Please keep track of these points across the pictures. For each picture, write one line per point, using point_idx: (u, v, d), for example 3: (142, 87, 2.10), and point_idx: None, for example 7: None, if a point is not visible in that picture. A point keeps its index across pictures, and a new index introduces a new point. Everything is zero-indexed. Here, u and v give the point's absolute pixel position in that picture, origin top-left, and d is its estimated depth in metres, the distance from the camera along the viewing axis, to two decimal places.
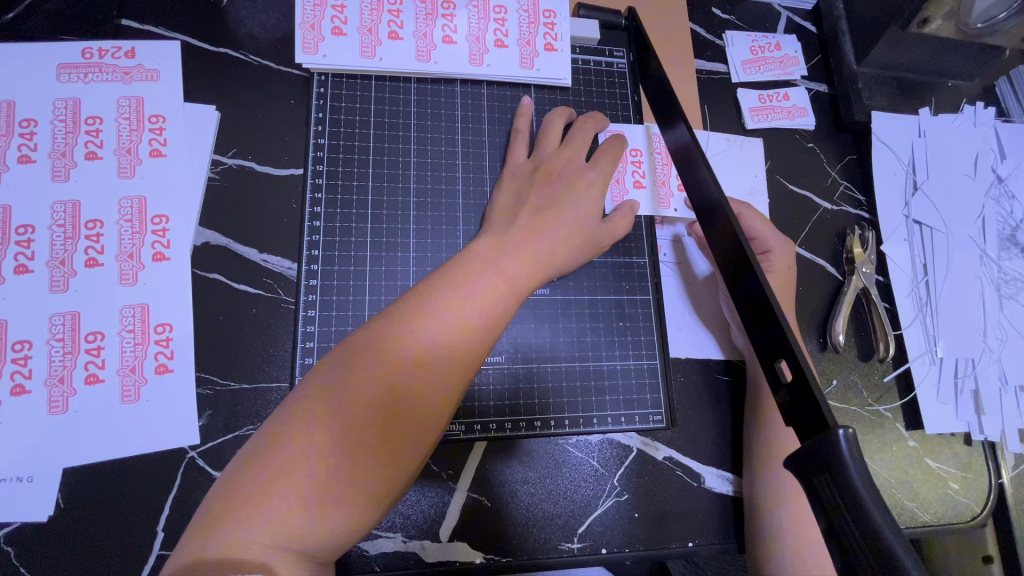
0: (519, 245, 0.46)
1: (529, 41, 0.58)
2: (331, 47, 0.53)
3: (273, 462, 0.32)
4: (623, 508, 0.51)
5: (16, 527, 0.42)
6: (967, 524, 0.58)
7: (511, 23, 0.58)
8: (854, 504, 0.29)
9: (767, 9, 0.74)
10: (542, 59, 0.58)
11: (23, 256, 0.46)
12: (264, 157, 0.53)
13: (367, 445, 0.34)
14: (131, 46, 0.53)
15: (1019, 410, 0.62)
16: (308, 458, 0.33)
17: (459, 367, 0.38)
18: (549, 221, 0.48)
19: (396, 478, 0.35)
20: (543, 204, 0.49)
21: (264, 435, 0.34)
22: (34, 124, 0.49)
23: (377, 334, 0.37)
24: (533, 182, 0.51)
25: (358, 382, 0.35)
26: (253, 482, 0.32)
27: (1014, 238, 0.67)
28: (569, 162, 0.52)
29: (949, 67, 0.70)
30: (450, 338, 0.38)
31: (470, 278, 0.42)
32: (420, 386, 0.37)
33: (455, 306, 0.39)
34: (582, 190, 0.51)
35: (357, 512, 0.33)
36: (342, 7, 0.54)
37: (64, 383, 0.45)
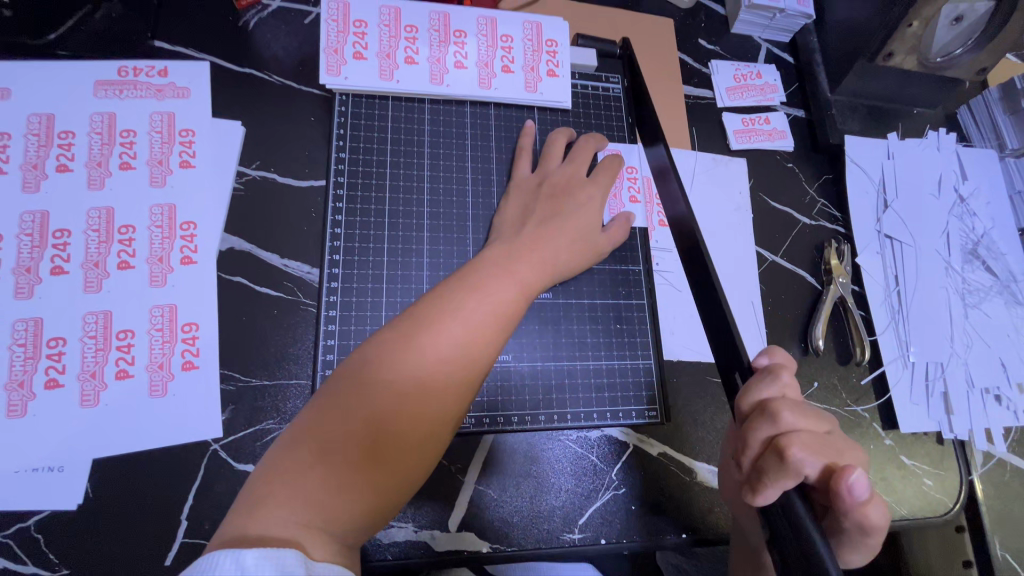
0: (527, 251, 0.50)
1: (532, 67, 0.63)
2: (352, 70, 0.58)
3: (310, 447, 0.36)
4: (621, 500, 0.54)
5: (45, 515, 0.44)
6: (940, 518, 0.62)
7: (516, 50, 0.63)
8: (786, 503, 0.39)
9: (749, 41, 0.80)
10: (545, 83, 0.63)
11: (59, 258, 0.49)
12: (286, 170, 0.57)
13: (397, 432, 0.38)
14: (164, 66, 0.57)
15: (985, 411, 0.66)
16: (342, 445, 0.36)
17: (478, 364, 0.42)
18: (553, 230, 0.52)
19: (420, 462, 0.39)
20: (547, 213, 0.53)
21: (304, 422, 0.38)
22: (72, 135, 0.53)
23: (401, 334, 0.41)
24: (540, 193, 0.56)
25: (386, 377, 0.39)
26: (292, 467, 0.35)
27: (977, 252, 0.73)
28: (570, 176, 0.57)
29: (914, 96, 0.78)
30: (467, 339, 0.42)
31: (486, 283, 0.45)
32: (441, 382, 0.40)
33: (472, 308, 0.43)
34: (583, 202, 0.55)
35: (386, 495, 0.37)
36: (363, 33, 0.59)
37: (96, 377, 0.47)
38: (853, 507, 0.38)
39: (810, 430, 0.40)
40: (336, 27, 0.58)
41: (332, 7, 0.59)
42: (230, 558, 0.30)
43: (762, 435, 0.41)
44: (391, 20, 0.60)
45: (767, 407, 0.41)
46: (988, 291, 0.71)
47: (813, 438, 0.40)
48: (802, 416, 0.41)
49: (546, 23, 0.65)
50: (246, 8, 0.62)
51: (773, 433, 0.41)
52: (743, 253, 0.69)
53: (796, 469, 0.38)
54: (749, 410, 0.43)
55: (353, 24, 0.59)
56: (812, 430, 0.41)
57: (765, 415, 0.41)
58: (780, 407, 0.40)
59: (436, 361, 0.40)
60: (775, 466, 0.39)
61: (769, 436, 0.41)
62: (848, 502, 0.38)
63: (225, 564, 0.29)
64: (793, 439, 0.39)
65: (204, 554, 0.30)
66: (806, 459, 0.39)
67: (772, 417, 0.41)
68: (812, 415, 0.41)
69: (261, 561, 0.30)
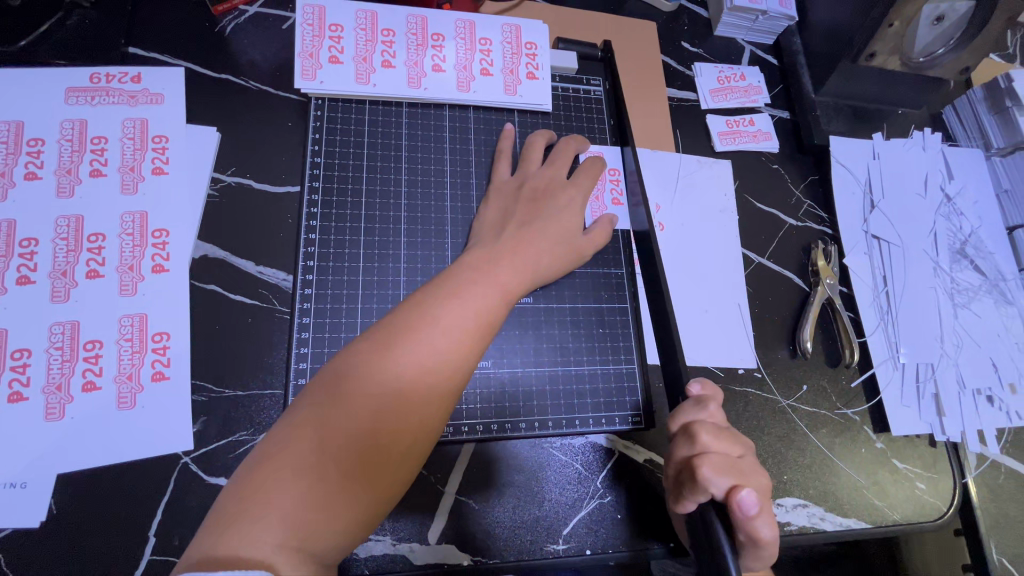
0: (508, 255, 0.49)
1: (512, 70, 0.62)
2: (328, 74, 0.57)
3: (281, 464, 0.35)
4: (607, 509, 0.53)
5: (6, 533, 0.43)
6: (934, 523, 0.61)
7: (495, 53, 0.62)
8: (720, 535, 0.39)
9: (732, 43, 0.80)
10: (525, 86, 0.62)
11: (26, 268, 0.48)
12: (262, 176, 0.56)
13: (373, 446, 0.37)
14: (138, 72, 0.56)
15: (977, 413, 0.66)
16: (314, 461, 0.35)
17: (457, 373, 0.41)
18: (532, 234, 0.51)
19: (397, 478, 0.38)
20: (527, 216, 0.53)
21: (277, 437, 0.36)
22: (42, 143, 0.52)
23: (378, 343, 0.40)
24: (520, 196, 0.55)
25: (363, 387, 0.38)
26: (262, 485, 0.34)
27: (965, 251, 0.72)
28: (551, 179, 0.56)
29: (898, 96, 0.77)
30: (446, 346, 0.41)
31: (464, 289, 0.44)
32: (420, 392, 0.39)
33: (451, 316, 0.42)
34: (564, 205, 0.54)
35: (360, 513, 0.36)
36: (339, 37, 0.58)
37: (62, 390, 0.46)
38: (746, 525, 0.39)
39: (724, 452, 0.42)
40: (312, 31, 0.58)
41: (307, 11, 0.58)
42: None
43: (681, 455, 0.44)
44: (367, 24, 0.59)
45: (688, 428, 0.44)
46: (977, 291, 0.71)
47: (725, 459, 0.42)
48: (719, 438, 0.43)
49: (525, 26, 0.64)
50: (222, 13, 0.62)
51: (689, 454, 0.43)
52: (729, 256, 0.68)
53: (703, 487, 0.40)
54: (676, 432, 0.45)
55: (329, 28, 0.58)
56: (727, 452, 0.43)
57: (686, 436, 0.44)
58: (698, 427, 0.43)
59: (415, 371, 0.39)
60: (690, 484, 0.41)
61: (687, 456, 0.43)
62: (746, 523, 0.39)
63: None
64: (703, 457, 0.41)
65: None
66: (716, 479, 0.40)
67: (690, 438, 0.43)
68: (730, 438, 0.44)
69: None
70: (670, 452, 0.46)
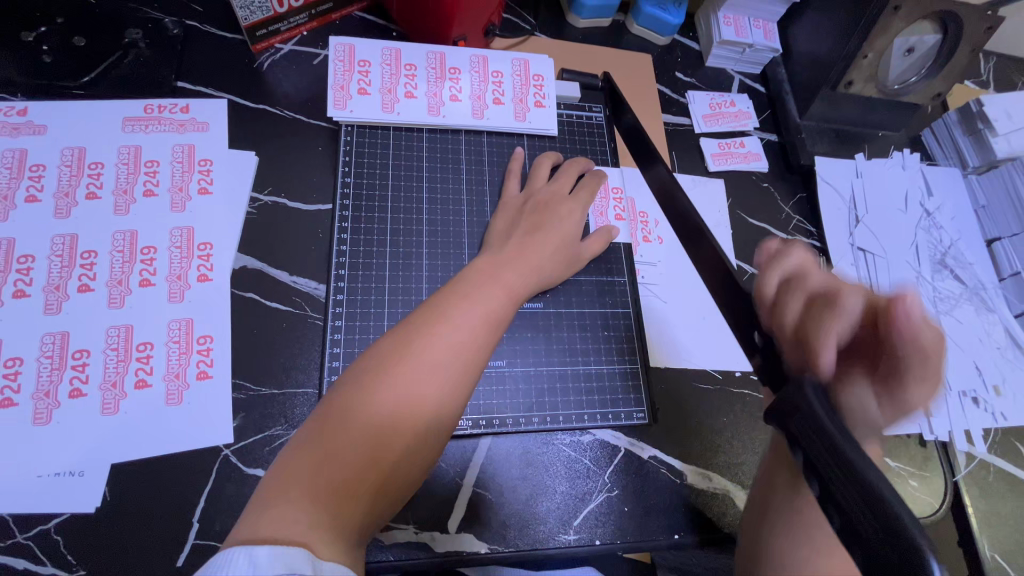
0: (515, 260, 0.54)
1: (521, 99, 0.69)
2: (358, 104, 0.63)
3: (316, 453, 0.39)
4: (614, 502, 0.56)
5: (64, 518, 0.47)
6: (926, 519, 0.64)
7: (506, 84, 0.69)
8: (829, 440, 0.35)
9: (722, 73, 0.87)
10: (533, 113, 0.69)
11: (86, 277, 0.53)
12: (296, 195, 0.62)
13: (393, 440, 0.41)
14: (186, 103, 0.62)
15: (963, 414, 0.69)
16: (345, 451, 0.39)
17: (470, 370, 0.46)
18: (538, 241, 0.57)
19: (417, 465, 0.42)
20: (533, 225, 0.58)
21: (304, 437, 0.40)
22: (101, 166, 0.58)
23: (396, 347, 0.44)
24: (524, 210, 0.60)
25: (382, 387, 0.42)
26: (300, 471, 0.38)
27: (945, 262, 0.77)
28: (554, 192, 0.62)
29: (878, 119, 0.83)
30: (458, 347, 0.45)
31: (476, 296, 0.49)
32: (435, 389, 0.43)
33: (465, 321, 0.47)
34: (564, 215, 0.60)
35: (385, 496, 0.40)
36: (367, 72, 0.65)
37: (116, 387, 0.50)
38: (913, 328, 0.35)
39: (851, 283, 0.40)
40: (343, 66, 0.64)
41: (339, 49, 0.65)
42: (244, 556, 0.32)
43: (795, 305, 0.40)
44: (392, 60, 0.66)
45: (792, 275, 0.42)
46: (958, 298, 0.75)
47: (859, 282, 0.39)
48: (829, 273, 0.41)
49: (533, 60, 0.71)
50: (261, 51, 0.68)
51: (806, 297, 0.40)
52: None
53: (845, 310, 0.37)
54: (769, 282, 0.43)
55: (358, 64, 0.65)
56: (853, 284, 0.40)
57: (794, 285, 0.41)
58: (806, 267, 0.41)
59: (429, 370, 0.43)
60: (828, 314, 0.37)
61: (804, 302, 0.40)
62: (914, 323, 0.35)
63: (239, 561, 0.32)
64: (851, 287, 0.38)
65: (220, 551, 0.33)
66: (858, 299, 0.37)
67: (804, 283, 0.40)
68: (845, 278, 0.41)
69: (273, 558, 0.32)
70: (770, 313, 0.42)
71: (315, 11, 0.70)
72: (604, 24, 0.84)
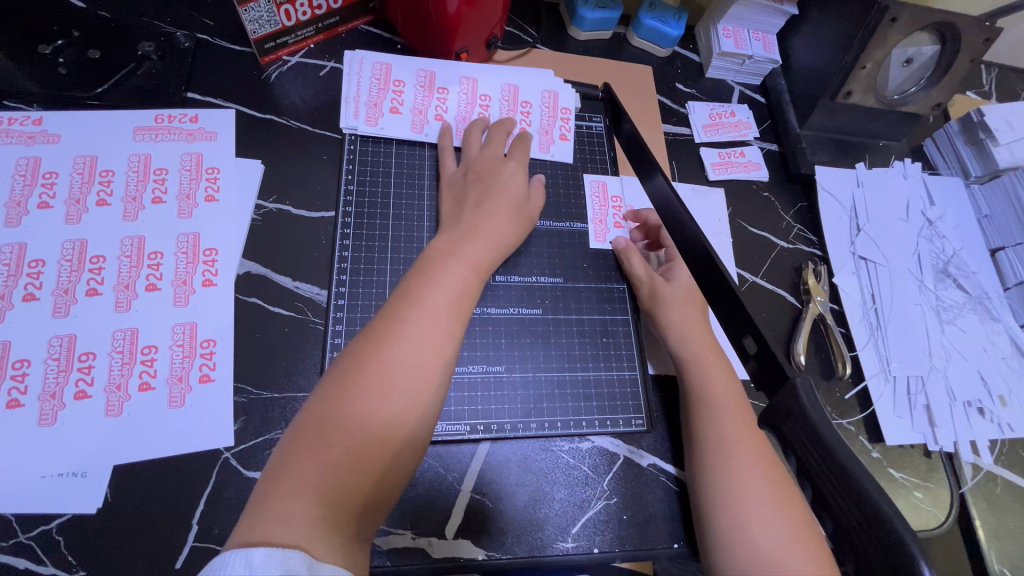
0: (472, 233, 0.55)
1: (547, 131, 0.71)
2: (387, 122, 0.67)
3: (307, 447, 0.39)
4: (613, 510, 0.56)
5: (67, 518, 0.47)
6: (932, 531, 0.63)
7: (534, 115, 0.72)
8: (815, 438, 0.35)
9: (722, 84, 0.88)
10: (557, 145, 0.71)
11: (94, 281, 0.54)
12: (300, 203, 0.63)
13: (379, 442, 0.41)
14: (196, 113, 0.64)
15: (969, 424, 0.68)
16: (333, 440, 0.39)
17: (448, 347, 0.46)
18: (488, 208, 0.58)
19: (408, 447, 0.43)
20: (479, 194, 0.59)
21: (286, 453, 0.39)
22: (112, 174, 0.59)
23: (370, 347, 0.44)
24: (466, 181, 0.61)
25: (360, 387, 0.42)
26: (293, 465, 0.38)
27: (948, 271, 0.77)
28: (491, 157, 0.63)
29: (878, 129, 0.84)
30: (433, 337, 0.46)
31: (443, 275, 0.50)
32: (414, 382, 0.43)
33: (436, 300, 0.47)
34: (505, 179, 0.61)
35: (383, 481, 0.40)
36: (400, 92, 0.68)
37: (121, 389, 0.51)
38: None
39: None
40: (378, 86, 0.68)
41: (376, 68, 0.69)
42: (239, 557, 0.32)
43: None
44: (426, 83, 0.70)
45: None
46: (962, 307, 0.75)
47: None
48: None
49: (562, 93, 0.74)
50: (269, 63, 0.70)
51: None
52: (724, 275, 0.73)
53: None
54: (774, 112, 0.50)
55: (393, 83, 0.69)
56: None
57: None
58: None
59: (406, 365, 0.44)
60: None
61: None
62: None
63: (234, 563, 0.31)
64: None
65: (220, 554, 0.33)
66: None
67: None
68: None
69: (268, 559, 0.32)
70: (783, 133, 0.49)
71: (322, 25, 0.72)
72: (604, 37, 0.86)
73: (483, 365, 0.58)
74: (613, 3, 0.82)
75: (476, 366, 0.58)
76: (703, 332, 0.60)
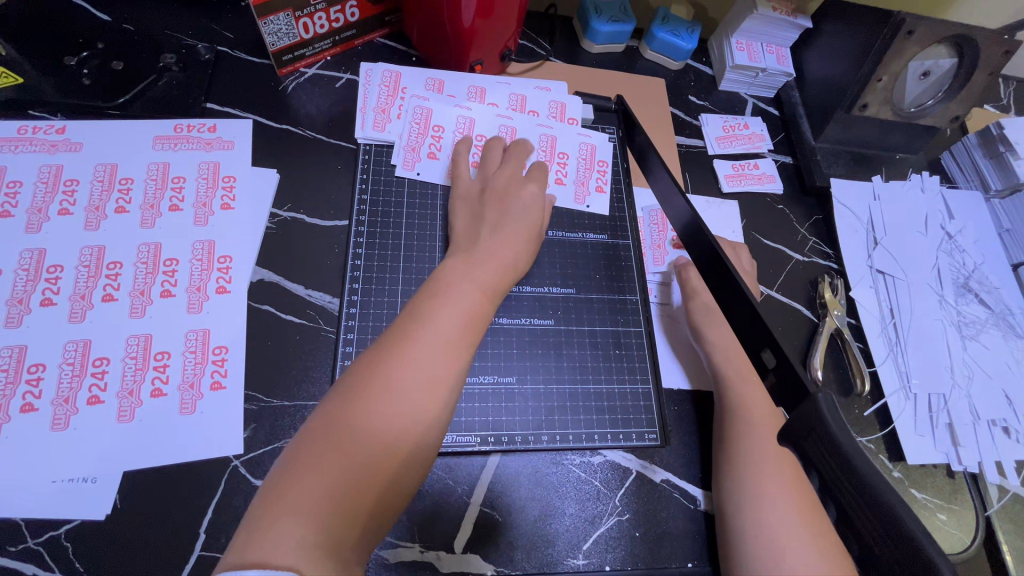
0: (488, 252, 0.55)
1: (583, 182, 0.70)
2: (424, 166, 0.66)
3: (312, 457, 0.39)
4: (625, 527, 0.55)
5: (75, 525, 0.47)
6: (958, 555, 0.60)
7: (570, 166, 0.70)
8: (840, 457, 0.34)
9: (735, 96, 0.88)
10: (592, 197, 0.70)
11: (110, 287, 0.55)
12: (314, 212, 0.64)
13: (383, 456, 0.40)
14: (214, 123, 0.65)
15: (994, 443, 0.66)
16: (338, 451, 0.39)
17: (456, 363, 0.46)
18: (506, 223, 0.58)
19: (413, 461, 0.42)
20: (498, 217, 0.59)
21: (289, 466, 0.39)
22: (131, 182, 0.60)
23: (378, 361, 0.44)
24: (483, 199, 0.61)
25: (366, 401, 0.42)
26: (298, 480, 0.38)
27: (969, 285, 0.76)
28: (509, 178, 0.63)
29: (895, 142, 0.83)
30: (440, 353, 0.46)
31: (454, 292, 0.50)
32: (420, 397, 0.43)
33: (447, 318, 0.48)
34: (524, 202, 0.61)
35: (386, 494, 0.40)
36: (439, 137, 0.68)
37: (133, 395, 0.51)
38: None
39: None
40: (417, 129, 0.67)
41: (417, 111, 0.68)
42: None
43: None
44: (466, 129, 0.68)
45: None
46: (984, 323, 0.73)
47: None
48: None
49: (600, 145, 0.72)
50: (286, 75, 0.72)
51: None
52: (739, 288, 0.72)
53: None
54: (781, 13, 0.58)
55: (432, 128, 0.68)
56: None
57: None
58: None
59: (413, 380, 0.44)
60: None
61: None
62: None
63: None
64: None
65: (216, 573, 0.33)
66: None
67: None
68: None
69: None
70: None
71: (339, 38, 0.73)
72: (617, 50, 0.86)
73: (494, 376, 0.58)
74: (626, 17, 0.83)
75: (488, 377, 0.58)
76: (744, 356, 0.61)
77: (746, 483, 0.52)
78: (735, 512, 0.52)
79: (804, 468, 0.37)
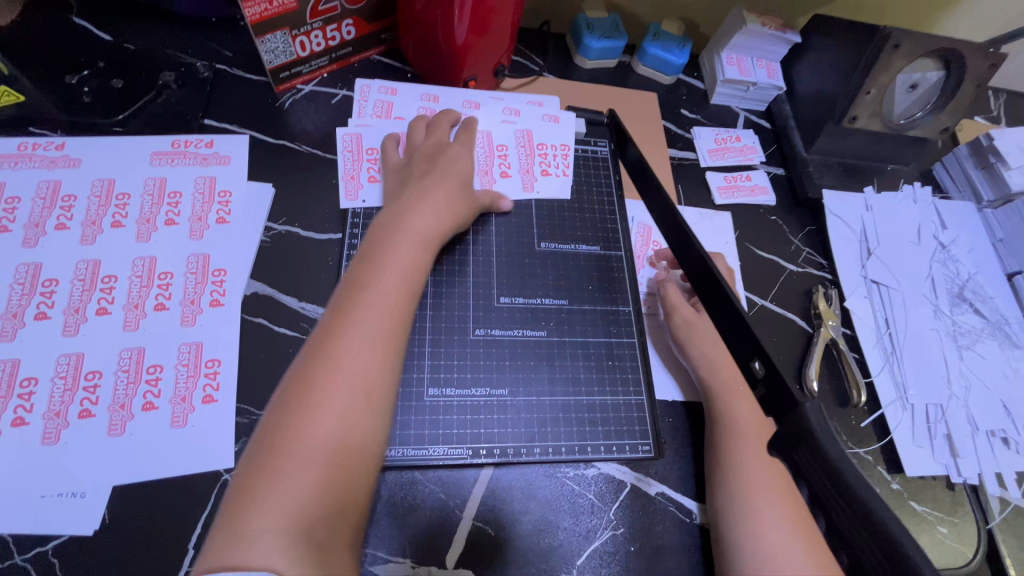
0: (418, 206, 0.56)
1: (529, 171, 0.71)
2: (368, 192, 0.66)
3: (270, 454, 0.39)
4: (620, 541, 0.54)
5: (64, 540, 0.47)
6: (961, 570, 0.59)
7: (511, 157, 0.71)
8: (828, 464, 0.34)
9: (727, 110, 0.89)
10: (540, 183, 0.70)
11: (105, 301, 0.55)
12: (308, 225, 0.64)
13: (338, 436, 0.41)
14: (211, 139, 0.66)
15: (994, 454, 0.66)
16: (290, 440, 0.39)
17: (395, 332, 0.46)
18: (434, 180, 0.60)
19: (371, 435, 0.42)
20: (423, 173, 0.60)
21: (249, 465, 0.39)
22: (128, 197, 0.61)
23: (318, 345, 0.44)
24: (410, 165, 0.62)
25: (310, 385, 0.42)
26: (258, 477, 0.38)
27: (963, 295, 0.75)
28: (435, 142, 0.64)
29: (886, 153, 0.84)
30: (378, 325, 0.45)
31: (388, 260, 0.50)
32: (365, 371, 0.43)
33: (381, 289, 0.47)
34: (453, 161, 0.63)
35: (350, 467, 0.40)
36: (375, 159, 0.68)
37: (124, 409, 0.51)
38: None
39: None
40: (351, 157, 0.67)
41: (347, 141, 0.68)
42: None
43: None
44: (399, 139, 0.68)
45: None
46: (979, 333, 0.73)
47: None
48: None
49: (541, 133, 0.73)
50: (283, 91, 0.73)
51: None
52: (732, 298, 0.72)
53: None
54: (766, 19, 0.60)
55: (366, 152, 0.68)
56: None
57: None
58: None
59: (354, 356, 0.43)
60: None
61: None
62: None
63: None
64: None
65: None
66: None
67: None
68: None
69: None
70: None
71: (335, 55, 0.74)
72: (609, 66, 0.87)
73: (485, 388, 0.58)
74: (617, 33, 0.84)
75: (480, 389, 0.58)
76: (731, 367, 0.61)
77: (740, 493, 0.52)
78: (730, 523, 0.51)
79: (795, 479, 0.37)
